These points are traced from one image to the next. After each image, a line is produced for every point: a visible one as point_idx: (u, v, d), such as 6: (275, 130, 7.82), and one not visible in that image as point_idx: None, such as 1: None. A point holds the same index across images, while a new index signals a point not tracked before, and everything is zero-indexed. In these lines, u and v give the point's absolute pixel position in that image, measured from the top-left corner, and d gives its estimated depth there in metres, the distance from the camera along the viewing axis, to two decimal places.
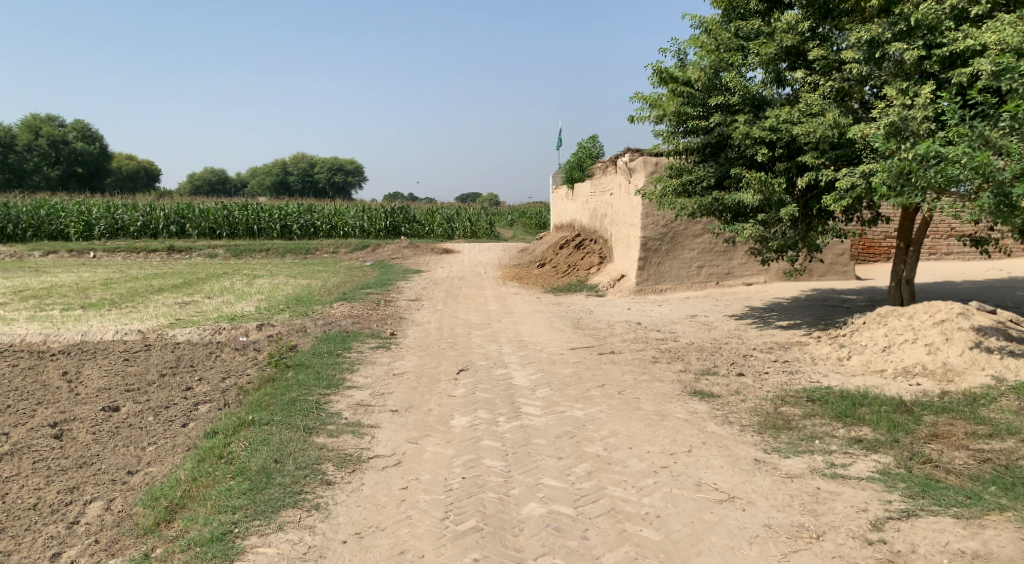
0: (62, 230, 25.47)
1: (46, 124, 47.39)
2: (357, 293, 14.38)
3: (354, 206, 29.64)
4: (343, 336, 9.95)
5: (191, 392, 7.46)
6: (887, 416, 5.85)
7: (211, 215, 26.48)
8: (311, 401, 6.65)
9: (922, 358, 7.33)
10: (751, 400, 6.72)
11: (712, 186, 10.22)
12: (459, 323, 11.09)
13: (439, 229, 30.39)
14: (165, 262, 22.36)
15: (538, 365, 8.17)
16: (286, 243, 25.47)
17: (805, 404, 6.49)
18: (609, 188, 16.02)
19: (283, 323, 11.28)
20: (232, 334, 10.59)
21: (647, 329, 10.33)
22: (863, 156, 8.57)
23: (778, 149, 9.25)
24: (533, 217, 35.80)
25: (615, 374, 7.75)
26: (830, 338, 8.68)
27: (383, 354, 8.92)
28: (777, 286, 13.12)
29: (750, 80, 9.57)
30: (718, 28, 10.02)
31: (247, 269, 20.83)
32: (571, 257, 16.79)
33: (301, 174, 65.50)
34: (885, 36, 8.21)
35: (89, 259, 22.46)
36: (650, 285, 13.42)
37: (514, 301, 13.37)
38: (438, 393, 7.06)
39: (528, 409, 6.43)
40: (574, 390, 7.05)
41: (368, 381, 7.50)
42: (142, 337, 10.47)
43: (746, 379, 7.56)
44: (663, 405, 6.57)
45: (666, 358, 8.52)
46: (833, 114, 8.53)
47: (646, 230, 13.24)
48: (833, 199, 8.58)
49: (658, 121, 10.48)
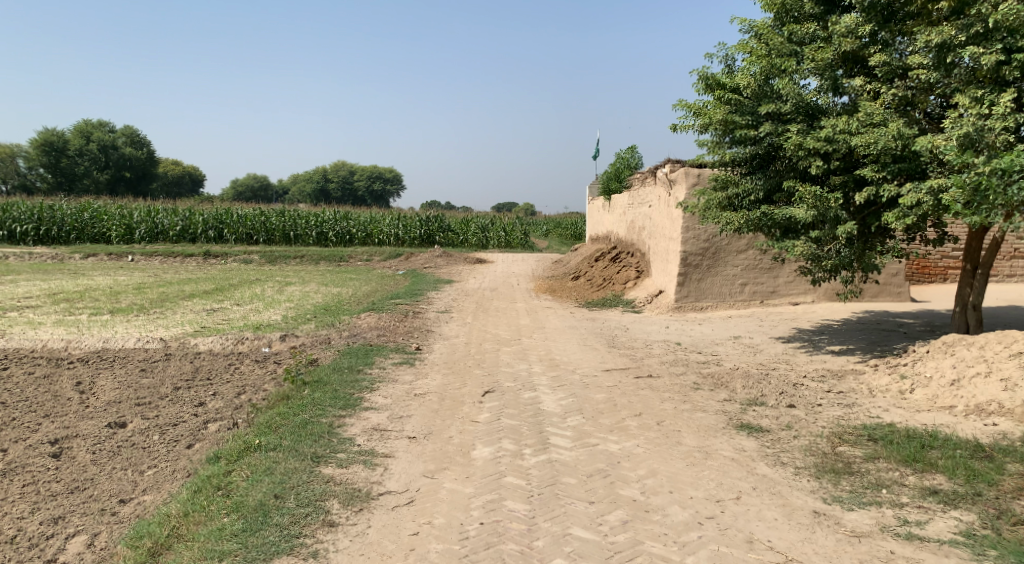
0: (104, 233, 25.57)
1: (96, 129, 48.23)
2: (386, 303, 13.94)
3: (389, 214, 29.37)
4: (367, 350, 9.49)
5: (203, 409, 7.04)
6: (964, 464, 5.20)
7: (248, 220, 26.40)
8: (324, 424, 6.18)
9: (997, 395, 6.65)
10: (805, 438, 6.10)
11: (760, 200, 9.58)
12: (489, 338, 10.57)
13: (474, 238, 30.01)
14: (201, 267, 22.25)
15: (569, 388, 7.61)
16: (321, 251, 25.27)
17: (866, 444, 5.86)
18: (647, 200, 15.43)
19: (308, 335, 10.88)
20: (255, 345, 10.21)
21: (687, 351, 9.71)
22: (929, 170, 7.91)
23: (835, 161, 8.58)
24: (569, 228, 35.21)
25: (653, 401, 7.16)
26: (890, 367, 7.99)
27: (407, 371, 8.43)
28: (827, 306, 12.38)
29: (804, 88, 8.94)
30: (770, 32, 9.40)
31: (280, 276, 20.58)
32: (606, 271, 16.21)
33: (340, 181, 65.78)
34: (959, 38, 7.57)
35: (126, 263, 22.47)
36: (689, 303, 12.79)
37: (547, 315, 12.81)
38: (460, 418, 6.54)
39: (557, 441, 5.88)
40: (608, 420, 6.48)
41: (387, 402, 7.01)
42: (164, 346, 10.13)
43: (798, 412, 6.92)
44: (707, 440, 5.97)
45: (708, 384, 7.89)
46: (896, 124, 7.89)
47: (686, 244, 12.61)
48: (896, 216, 7.92)
49: (703, 130, 9.85)
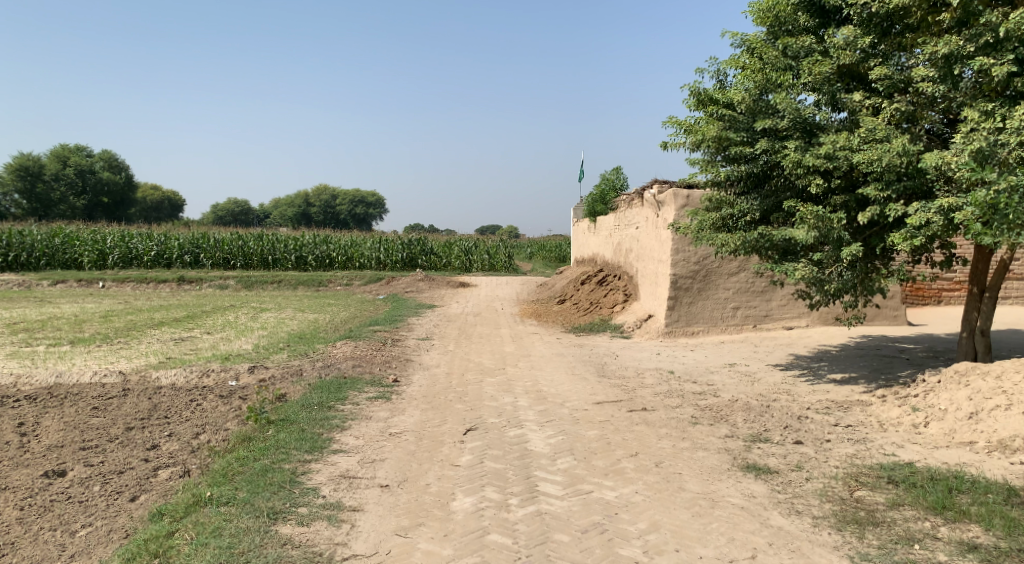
0: (76, 259, 24.77)
1: (73, 153, 47.37)
2: (364, 330, 13.27)
3: (370, 237, 28.79)
4: (340, 383, 8.84)
5: (154, 453, 6.36)
6: (1000, 512, 4.71)
7: (226, 245, 25.68)
8: (286, 472, 5.54)
9: (1020, 429, 6.15)
10: (818, 480, 5.54)
11: (756, 221, 9.12)
12: (471, 368, 9.95)
13: (457, 261, 29.43)
14: (174, 293, 21.49)
15: (558, 424, 7.00)
16: (299, 275, 24.62)
17: (885, 488, 5.32)
18: (635, 221, 14.92)
19: (278, 366, 10.21)
20: (221, 378, 9.53)
21: (681, 380, 9.16)
22: (936, 188, 7.48)
23: (835, 179, 8.12)
24: (554, 250, 34.72)
25: (649, 438, 6.57)
26: (899, 399, 7.48)
27: (382, 407, 7.78)
28: (823, 331, 11.91)
29: (801, 103, 8.50)
30: (764, 45, 8.97)
31: (256, 303, 19.85)
32: (593, 294, 15.68)
33: (322, 205, 65.09)
34: (967, 49, 7.19)
35: (97, 290, 21.68)
36: (680, 327, 12.28)
37: (531, 342, 12.23)
38: (439, 461, 5.92)
39: (547, 487, 5.30)
40: (602, 461, 5.90)
41: (359, 444, 6.38)
42: (123, 381, 9.42)
43: (807, 450, 6.37)
44: (712, 485, 5.40)
45: (707, 419, 7.31)
46: (901, 139, 7.46)
47: (676, 267, 12.11)
48: (902, 238, 7.46)
49: (695, 148, 9.38)
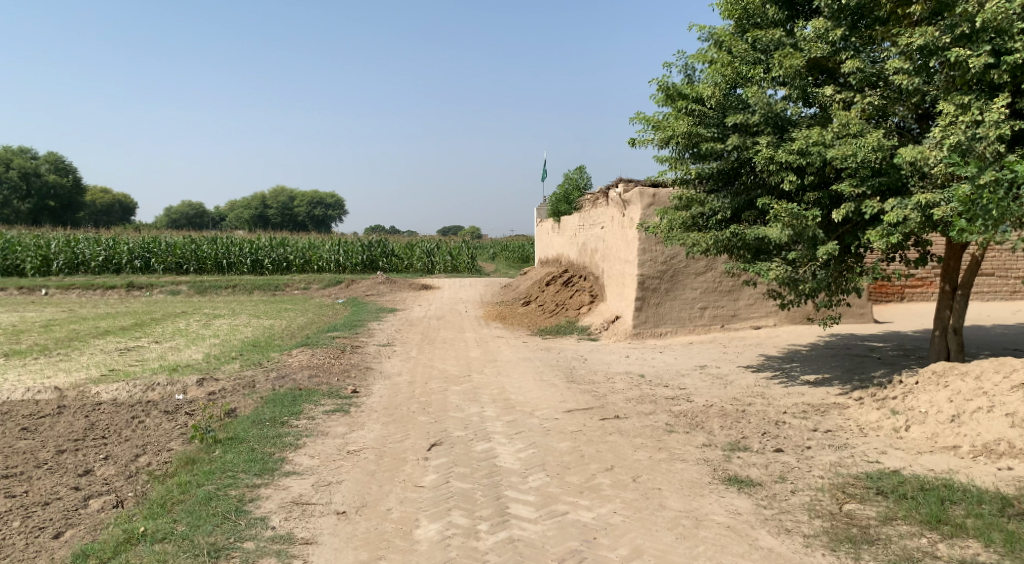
0: (18, 265, 23.62)
1: (18, 155, 45.59)
2: (321, 337, 12.71)
3: (329, 239, 28.09)
4: (295, 396, 8.32)
5: (87, 479, 5.81)
6: (998, 524, 4.48)
7: (178, 249, 24.76)
8: (233, 499, 5.08)
9: (1005, 432, 5.94)
10: (804, 492, 5.25)
11: (727, 220, 8.86)
12: (435, 375, 9.51)
13: (418, 263, 28.90)
14: (122, 300, 20.58)
15: (527, 436, 6.60)
16: (254, 279, 23.84)
17: (875, 499, 5.05)
18: (600, 221, 14.62)
19: (229, 377, 9.63)
20: (167, 392, 8.93)
21: (652, 385, 8.84)
22: (910, 184, 7.28)
23: (808, 175, 7.87)
24: (516, 251, 34.42)
25: (624, 450, 6.21)
26: (877, 401, 7.25)
27: (340, 421, 7.30)
28: (791, 330, 11.74)
29: (772, 97, 8.24)
30: (732, 39, 8.70)
31: (209, 309, 19.12)
32: (558, 296, 15.35)
33: (280, 207, 63.85)
34: (943, 40, 6.99)
35: (40, 298, 20.67)
36: (648, 328, 11.99)
37: (497, 346, 11.82)
38: (401, 481, 5.50)
39: (518, 509, 4.93)
40: (576, 477, 5.53)
41: (313, 464, 5.92)
42: (59, 397, 8.77)
43: (788, 458, 6.09)
44: (693, 501, 5.06)
45: (683, 426, 6.99)
46: (875, 134, 7.24)
47: (643, 267, 11.81)
48: (878, 235, 7.23)
49: (663, 145, 9.08)
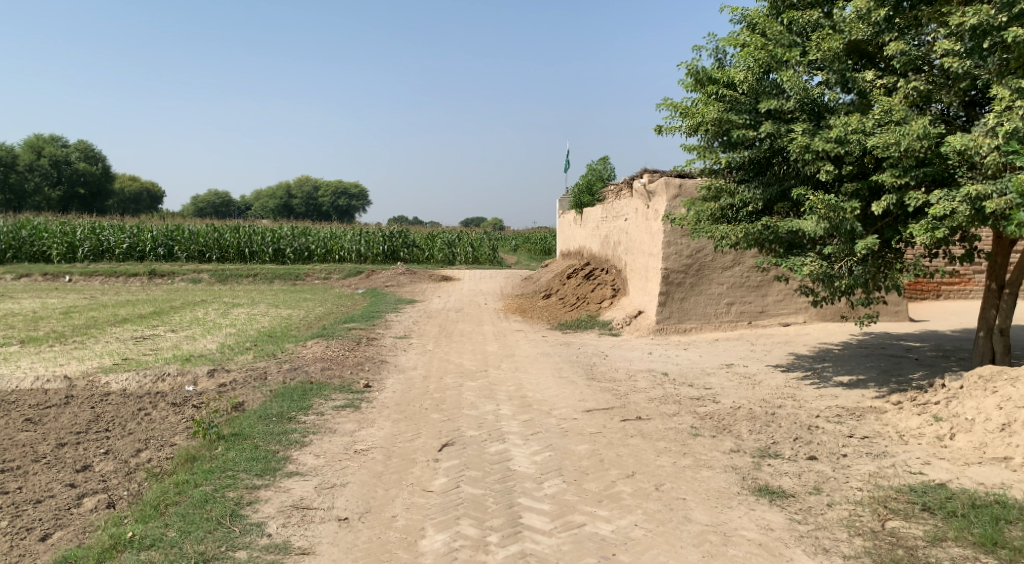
0: (44, 252, 23.68)
1: (49, 144, 46.05)
2: (338, 328, 12.44)
3: (351, 229, 27.89)
4: (305, 389, 8.04)
5: (84, 475, 5.56)
6: None
7: (201, 237, 24.69)
8: (230, 501, 4.82)
9: None
10: (843, 505, 4.87)
11: (758, 212, 8.44)
12: (451, 370, 9.20)
13: (440, 254, 28.61)
14: (144, 287, 20.51)
15: (544, 438, 6.26)
16: (276, 268, 23.69)
17: (920, 516, 4.66)
18: (623, 213, 14.21)
19: (241, 368, 9.37)
20: (177, 383, 8.69)
21: (676, 383, 8.46)
22: (957, 175, 6.82)
23: (846, 165, 7.42)
24: (539, 244, 34.06)
25: (646, 455, 5.84)
26: (918, 407, 6.81)
27: (349, 418, 7.00)
28: (822, 328, 11.27)
29: (808, 82, 7.79)
30: (767, 21, 8.24)
31: (229, 297, 18.99)
32: (579, 289, 14.97)
33: (305, 197, 64.02)
34: (998, 20, 6.52)
35: (64, 284, 20.67)
36: (672, 324, 11.58)
37: (516, 340, 11.48)
38: (409, 484, 5.19)
39: (532, 519, 4.61)
40: (594, 483, 5.18)
41: (317, 463, 5.62)
42: (68, 386, 8.57)
43: (823, 467, 5.69)
44: (721, 514, 4.71)
45: (709, 429, 6.61)
46: (921, 121, 6.78)
47: (668, 261, 11.39)
48: (922, 229, 6.77)
49: (692, 132, 8.67)
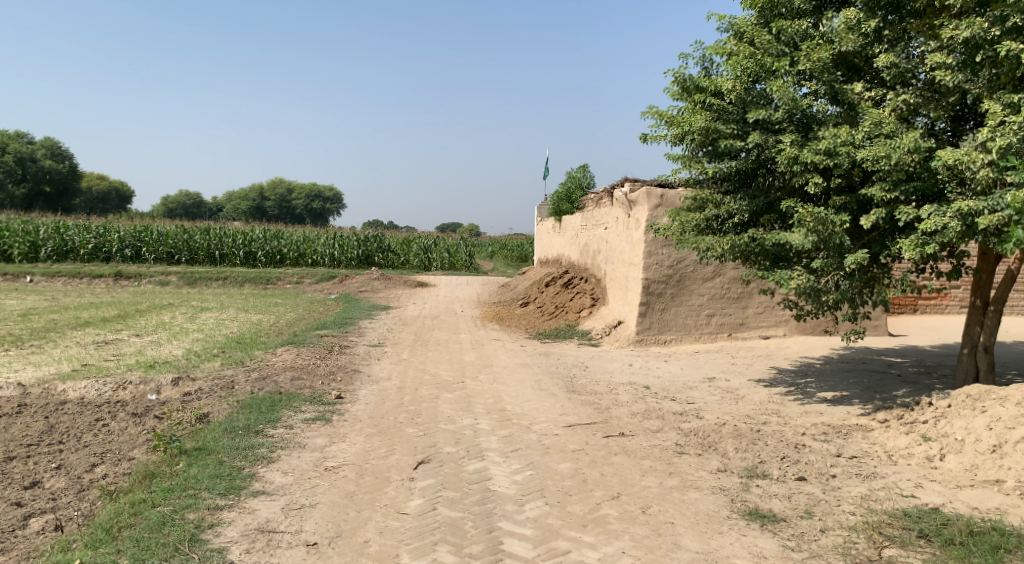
0: (5, 251, 22.90)
1: (14, 140, 44.88)
2: (309, 335, 12.07)
3: (325, 232, 27.44)
4: (274, 400, 7.70)
5: (32, 493, 5.19)
6: None
7: (170, 238, 24.08)
8: (190, 524, 4.50)
9: None
10: (837, 531, 4.68)
11: (744, 223, 8.27)
12: (426, 381, 8.92)
13: (415, 259, 28.28)
14: (110, 289, 19.90)
15: (524, 455, 6.00)
16: (247, 272, 23.16)
17: (918, 544, 4.49)
18: (604, 222, 14.02)
19: (207, 377, 8.98)
20: (138, 392, 8.28)
21: (659, 398, 8.25)
22: (946, 190, 6.70)
23: (835, 178, 7.27)
24: (515, 251, 33.83)
25: (631, 475, 5.60)
26: (905, 425, 6.66)
27: (319, 432, 6.68)
28: (802, 341, 11.16)
29: (797, 92, 7.63)
30: (755, 30, 8.09)
31: (198, 301, 18.48)
32: (557, 297, 14.74)
33: (278, 199, 63.22)
34: (991, 34, 6.43)
35: (26, 285, 19.97)
36: (651, 335, 11.40)
37: (493, 350, 11.21)
38: (383, 505, 4.91)
39: (514, 547, 4.36)
40: (578, 505, 4.94)
41: (285, 482, 5.31)
42: (21, 394, 8.13)
43: (813, 488, 5.50)
44: (712, 540, 4.50)
45: (694, 447, 6.40)
46: (911, 134, 6.66)
47: (648, 271, 11.21)
48: (912, 244, 6.63)
49: (678, 141, 8.48)
